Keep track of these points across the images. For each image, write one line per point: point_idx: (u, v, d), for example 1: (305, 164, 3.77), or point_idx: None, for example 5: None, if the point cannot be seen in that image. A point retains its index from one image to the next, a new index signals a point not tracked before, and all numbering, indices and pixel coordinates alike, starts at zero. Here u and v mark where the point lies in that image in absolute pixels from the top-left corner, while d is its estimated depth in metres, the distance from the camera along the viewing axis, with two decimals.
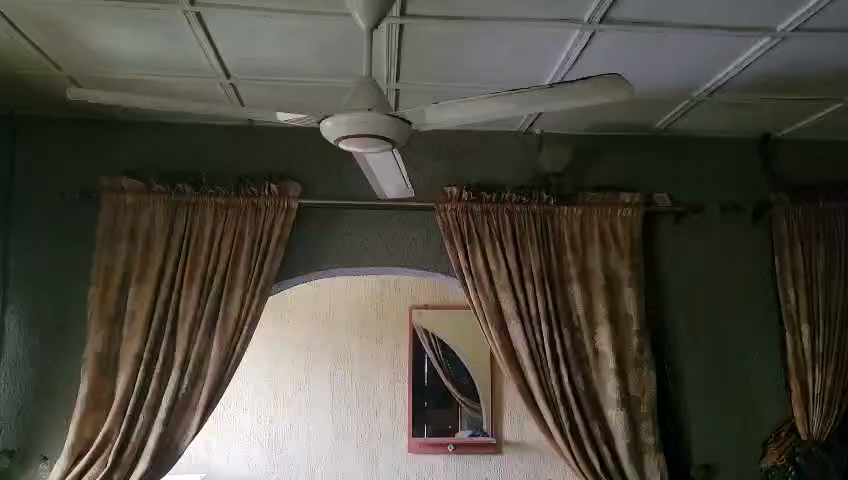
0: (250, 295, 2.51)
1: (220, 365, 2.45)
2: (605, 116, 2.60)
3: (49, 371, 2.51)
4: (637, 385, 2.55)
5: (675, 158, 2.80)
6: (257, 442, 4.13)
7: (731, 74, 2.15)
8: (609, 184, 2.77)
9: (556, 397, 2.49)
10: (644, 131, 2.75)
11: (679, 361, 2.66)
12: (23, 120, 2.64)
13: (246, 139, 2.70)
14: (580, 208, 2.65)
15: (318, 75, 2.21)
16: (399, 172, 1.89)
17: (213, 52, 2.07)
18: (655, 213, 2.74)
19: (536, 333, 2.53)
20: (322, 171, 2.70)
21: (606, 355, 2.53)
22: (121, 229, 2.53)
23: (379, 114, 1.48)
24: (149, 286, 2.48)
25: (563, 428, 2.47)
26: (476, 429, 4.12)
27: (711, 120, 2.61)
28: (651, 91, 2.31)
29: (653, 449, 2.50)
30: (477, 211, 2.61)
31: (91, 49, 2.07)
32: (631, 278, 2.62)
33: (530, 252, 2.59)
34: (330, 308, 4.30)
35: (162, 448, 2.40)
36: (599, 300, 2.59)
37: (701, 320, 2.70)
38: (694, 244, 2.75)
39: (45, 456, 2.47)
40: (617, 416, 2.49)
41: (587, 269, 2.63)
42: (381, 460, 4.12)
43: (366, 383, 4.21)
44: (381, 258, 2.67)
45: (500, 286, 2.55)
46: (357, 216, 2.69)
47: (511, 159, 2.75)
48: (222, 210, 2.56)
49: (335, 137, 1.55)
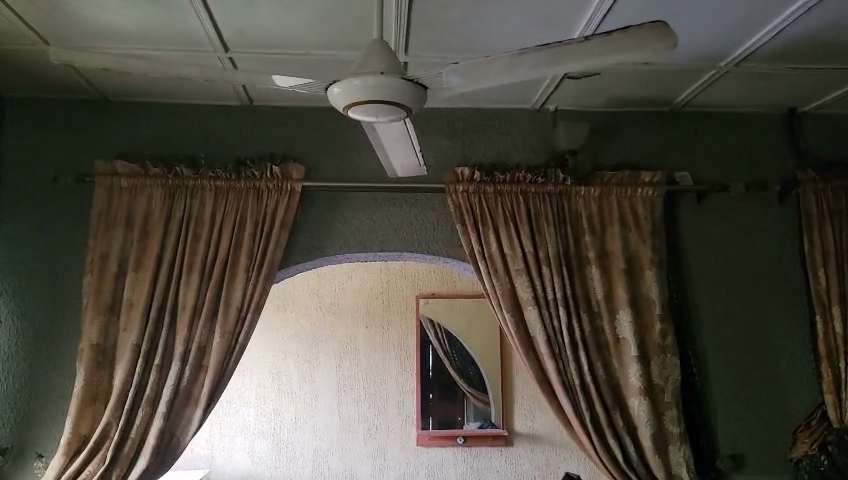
0: (253, 284, 2.38)
1: (222, 356, 2.33)
2: (624, 90, 2.47)
3: (44, 363, 2.39)
4: (660, 373, 2.42)
5: (695, 134, 2.68)
6: (261, 437, 4.03)
7: (764, 39, 2.02)
8: (628, 162, 2.65)
9: (575, 386, 2.37)
10: (664, 105, 2.63)
11: (703, 347, 2.55)
12: (10, 101, 2.51)
13: (247, 120, 2.58)
14: (599, 188, 2.52)
15: (323, 48, 2.09)
16: (412, 146, 1.76)
17: (211, 23, 1.94)
18: (677, 193, 2.62)
19: (553, 319, 2.40)
20: (326, 152, 2.57)
21: (628, 341, 2.41)
22: (117, 214, 2.41)
23: (393, 78, 1.35)
24: (147, 275, 2.36)
25: (583, 419, 2.35)
26: (484, 421, 3.99)
27: (736, 92, 2.49)
28: (676, 60, 2.19)
29: (677, 440, 2.37)
30: (489, 192, 2.48)
31: (82, 21, 1.94)
32: (653, 261, 2.49)
33: (546, 234, 2.46)
34: (334, 298, 4.18)
35: (163, 444, 2.28)
36: (619, 284, 2.46)
37: (726, 305, 2.58)
38: (717, 225, 2.63)
39: (40, 454, 2.35)
40: (640, 406, 2.36)
41: (606, 252, 2.51)
42: (389, 453, 4.01)
43: (372, 375, 4.09)
44: (390, 242, 2.55)
45: (515, 271, 2.42)
46: (363, 198, 2.57)
47: (524, 137, 2.63)
48: (222, 194, 2.43)
49: (344, 105, 1.42)
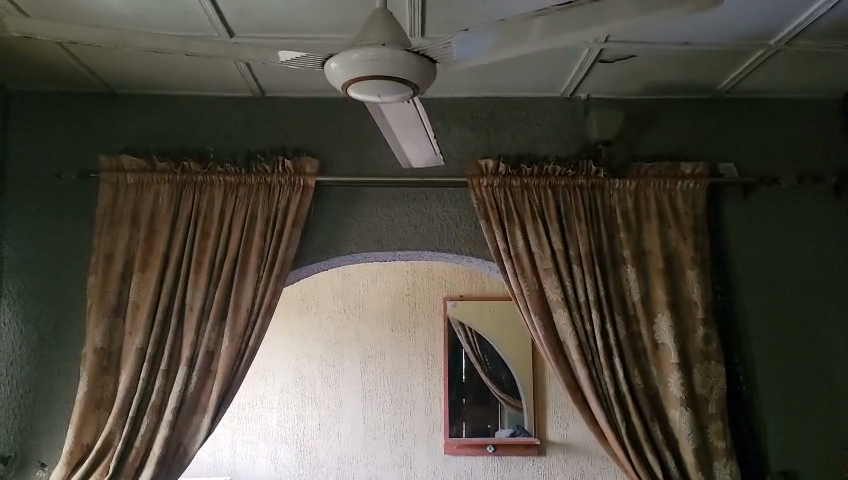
0: (263, 284, 2.24)
1: (231, 360, 2.19)
2: (662, 74, 2.28)
3: (47, 369, 2.29)
4: (703, 382, 2.22)
5: (740, 123, 2.47)
6: (284, 443, 3.90)
7: (821, 11, 1.82)
8: (667, 153, 2.45)
9: (610, 396, 2.18)
10: (706, 92, 2.42)
11: (750, 354, 2.34)
12: (15, 96, 2.43)
13: (259, 112, 2.45)
14: (634, 181, 2.33)
15: (335, 31, 1.94)
16: (425, 133, 1.60)
17: (212, 4, 1.80)
18: (721, 186, 2.42)
19: (585, 323, 2.22)
20: (341, 145, 2.43)
21: (667, 347, 2.21)
22: (123, 212, 2.29)
23: (396, 49, 1.19)
24: (153, 275, 2.24)
25: (619, 432, 2.16)
26: (516, 429, 3.81)
27: (787, 75, 2.28)
28: (721, 39, 2.00)
29: (723, 456, 2.16)
30: (515, 186, 2.31)
31: (77, 6, 1.83)
32: (695, 260, 2.29)
33: (577, 231, 2.28)
34: (359, 300, 4.04)
35: (169, 454, 2.14)
36: (658, 285, 2.27)
37: (776, 308, 2.37)
38: (766, 220, 2.42)
39: (43, 463, 2.23)
40: (682, 418, 2.16)
41: (643, 250, 2.31)
42: (416, 462, 3.84)
43: (398, 380, 3.93)
44: (410, 240, 2.39)
45: (543, 271, 2.24)
46: (382, 193, 2.42)
47: (552, 128, 2.45)
48: (232, 190, 2.31)
49: (343, 82, 1.26)
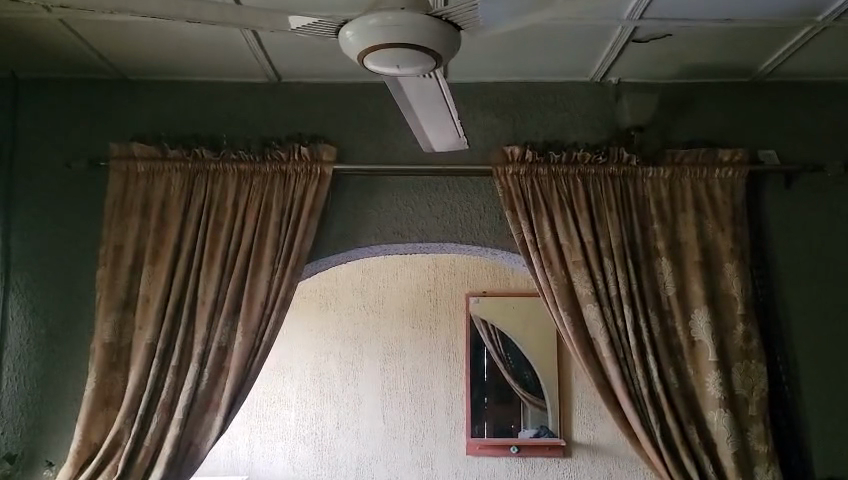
0: (278, 277, 2.14)
1: (243, 357, 2.09)
2: (699, 55, 2.15)
3: (55, 365, 2.21)
4: (743, 382, 2.09)
5: (783, 108, 2.33)
6: (302, 442, 3.81)
7: None
8: (704, 140, 2.32)
9: (643, 396, 2.05)
10: (746, 75, 2.29)
11: (794, 353, 2.20)
12: (24, 82, 2.35)
13: (275, 98, 2.35)
14: (669, 169, 2.20)
15: (353, 9, 1.84)
16: (448, 114, 1.49)
17: None
18: (761, 175, 2.28)
19: (617, 319, 2.09)
20: (360, 133, 2.32)
21: (705, 345, 2.08)
22: (132, 202, 2.21)
23: (416, 13, 1.09)
24: (163, 268, 2.15)
25: (653, 435, 2.03)
26: (540, 429, 3.68)
27: (834, 56, 2.14)
28: (766, 15, 1.86)
29: (765, 461, 2.02)
30: (542, 174, 2.19)
31: None
32: (734, 252, 2.16)
33: (608, 222, 2.16)
34: (379, 296, 3.94)
35: (180, 454, 2.05)
36: (695, 278, 2.14)
37: (821, 303, 2.23)
38: (809, 210, 2.28)
39: (50, 462, 2.15)
40: (720, 420, 2.03)
41: (678, 243, 2.18)
42: (437, 462, 3.73)
43: (418, 379, 3.82)
44: (431, 231, 2.28)
45: (572, 263, 2.12)
46: (402, 182, 2.31)
47: (582, 114, 2.33)
48: (246, 178, 2.21)
49: (359, 53, 1.16)
